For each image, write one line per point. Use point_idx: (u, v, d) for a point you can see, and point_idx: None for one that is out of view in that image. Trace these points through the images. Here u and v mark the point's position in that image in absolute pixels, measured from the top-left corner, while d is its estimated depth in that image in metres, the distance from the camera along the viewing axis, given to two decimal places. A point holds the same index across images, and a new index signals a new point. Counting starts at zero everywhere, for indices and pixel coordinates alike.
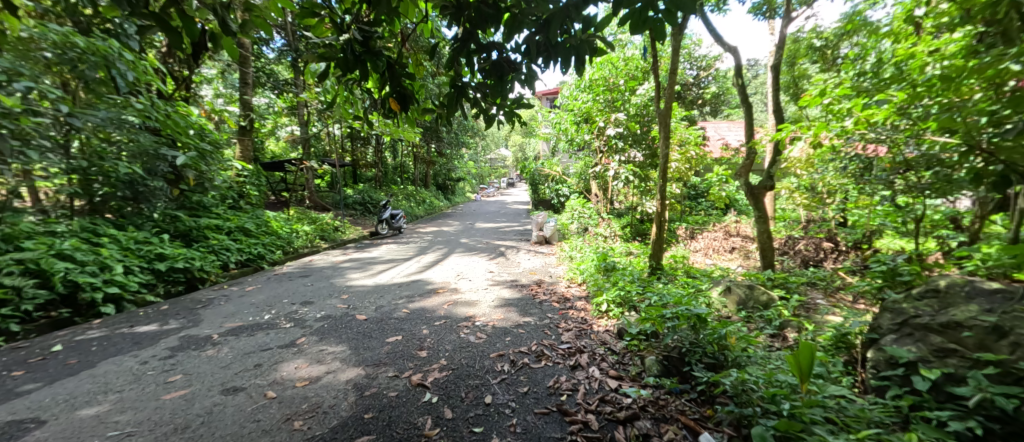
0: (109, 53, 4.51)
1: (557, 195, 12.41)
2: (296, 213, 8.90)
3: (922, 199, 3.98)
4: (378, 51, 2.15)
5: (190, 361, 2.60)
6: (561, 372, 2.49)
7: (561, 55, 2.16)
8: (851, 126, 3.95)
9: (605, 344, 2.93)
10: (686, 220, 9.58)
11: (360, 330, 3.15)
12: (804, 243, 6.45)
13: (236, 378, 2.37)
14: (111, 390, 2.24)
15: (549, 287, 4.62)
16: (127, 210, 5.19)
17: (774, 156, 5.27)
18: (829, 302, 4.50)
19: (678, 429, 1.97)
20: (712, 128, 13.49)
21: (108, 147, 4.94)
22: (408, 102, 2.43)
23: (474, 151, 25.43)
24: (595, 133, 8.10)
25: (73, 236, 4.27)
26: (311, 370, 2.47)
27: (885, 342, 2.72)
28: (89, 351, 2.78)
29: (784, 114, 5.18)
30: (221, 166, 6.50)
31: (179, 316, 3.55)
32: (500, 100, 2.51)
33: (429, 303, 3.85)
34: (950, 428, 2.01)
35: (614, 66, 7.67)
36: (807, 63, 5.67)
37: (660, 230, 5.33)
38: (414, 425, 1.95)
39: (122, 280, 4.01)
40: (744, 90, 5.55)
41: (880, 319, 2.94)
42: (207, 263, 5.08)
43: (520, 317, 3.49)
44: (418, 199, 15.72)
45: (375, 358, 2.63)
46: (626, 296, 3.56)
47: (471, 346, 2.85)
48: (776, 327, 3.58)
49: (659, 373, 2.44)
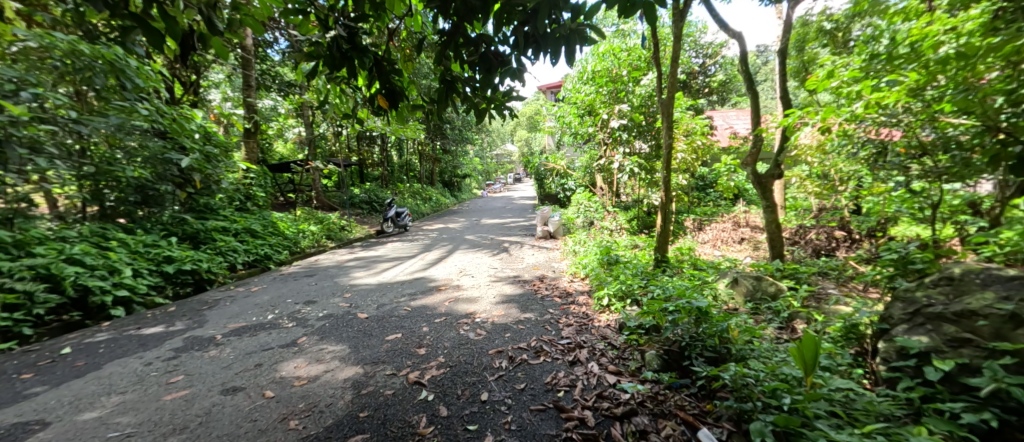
0: (114, 59, 4.64)
1: (563, 189, 12.34)
2: (304, 213, 8.98)
3: (939, 185, 3.86)
4: (364, 47, 2.13)
5: (193, 361, 2.62)
6: (559, 368, 2.46)
7: (551, 46, 2.12)
8: (862, 110, 3.79)
9: (605, 338, 2.88)
10: (694, 211, 9.46)
11: (361, 328, 3.16)
12: (814, 232, 6.37)
13: (236, 378, 2.38)
14: (114, 391, 2.27)
15: (552, 282, 4.58)
16: (136, 215, 5.27)
17: (782, 144, 5.14)
18: (841, 291, 4.49)
19: (677, 424, 1.92)
20: (720, 117, 13.34)
21: (118, 154, 5.02)
22: (398, 99, 2.39)
23: (479, 146, 25.24)
24: (599, 125, 8.08)
25: (83, 241, 4.33)
26: (310, 369, 2.47)
27: (896, 332, 2.69)
28: (96, 353, 2.81)
29: (792, 101, 5.03)
30: (228, 168, 6.59)
31: (184, 317, 3.60)
32: (491, 93, 2.45)
33: (430, 300, 3.85)
34: (963, 420, 1.97)
35: (617, 57, 7.70)
36: (817, 47, 5.56)
37: (664, 222, 5.28)
38: (408, 423, 1.94)
39: (132, 283, 4.07)
40: (749, 76, 5.41)
41: (891, 309, 2.88)
42: (214, 265, 5.16)
43: (521, 313, 3.46)
44: (425, 196, 15.78)
45: (374, 356, 2.62)
46: (629, 290, 3.51)
47: (470, 343, 2.83)
48: (784, 320, 3.64)
49: (659, 368, 2.37)
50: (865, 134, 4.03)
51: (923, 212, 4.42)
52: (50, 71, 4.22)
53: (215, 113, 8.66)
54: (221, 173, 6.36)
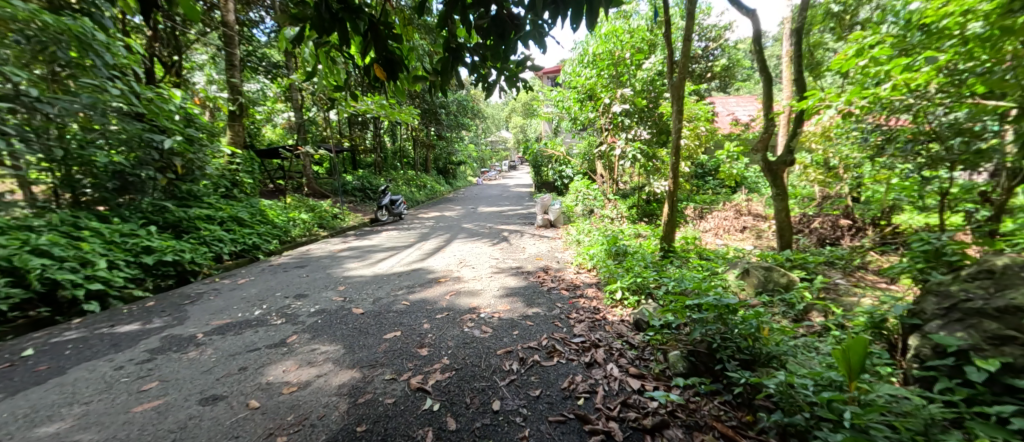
0: (81, 33, 4.25)
1: (560, 177, 12.08)
2: (294, 200, 8.65)
3: (947, 172, 3.76)
4: (358, 8, 1.85)
5: (170, 365, 2.36)
6: (576, 371, 2.25)
7: (571, 8, 1.87)
8: (888, 92, 3.62)
9: (622, 337, 2.67)
10: (694, 199, 9.29)
11: (356, 325, 2.92)
12: (819, 220, 6.14)
13: (217, 385, 2.13)
14: (77, 401, 2.01)
15: (557, 274, 4.37)
16: (114, 202, 4.95)
17: (796, 130, 4.90)
18: (851, 282, 4.38)
19: (714, 438, 1.74)
20: (721, 103, 13.13)
21: (94, 136, 4.68)
22: (396, 70, 2.11)
23: (474, 133, 24.75)
24: (601, 110, 7.76)
25: (52, 230, 4.01)
26: (301, 373, 2.23)
27: (930, 328, 2.53)
28: (62, 355, 2.54)
29: (806, 84, 4.76)
30: (212, 153, 6.26)
31: (163, 314, 3.32)
32: (501, 63, 2.20)
33: (430, 294, 3.61)
34: (1014, 426, 1.80)
35: (620, 39, 7.37)
36: (823, 31, 5.43)
37: (671, 210, 5.06)
38: (412, 440, 1.73)
39: (107, 276, 3.78)
40: (762, 58, 5.16)
41: (923, 303, 2.72)
42: (198, 255, 4.88)
43: (527, 308, 3.25)
44: (419, 183, 15.41)
45: (371, 358, 2.39)
46: (642, 283, 3.30)
47: (476, 341, 2.61)
48: (800, 312, 3.50)
49: (685, 371, 2.18)
50: (875, 119, 4.07)
51: (926, 200, 4.25)
52: (20, 49, 3.89)
53: (199, 96, 8.27)
54: (204, 158, 6.02)
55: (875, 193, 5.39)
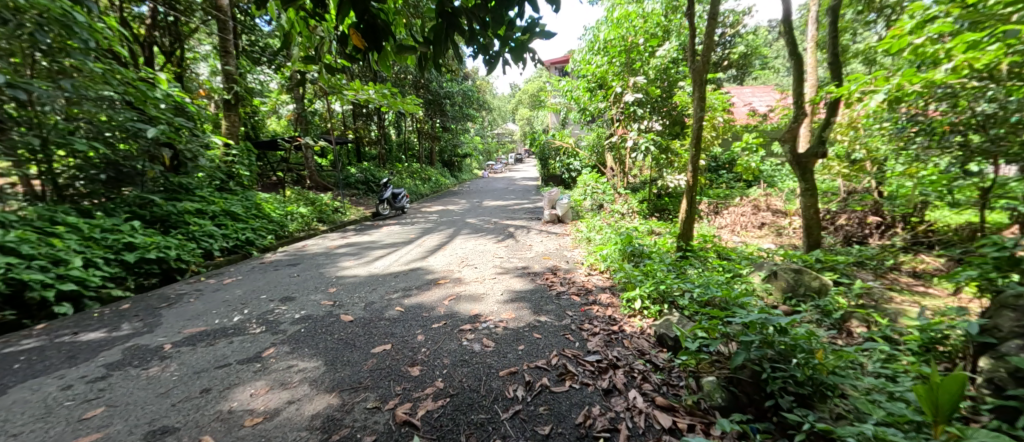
0: (62, 15, 3.92)
1: (568, 170, 11.65)
2: (293, 193, 8.38)
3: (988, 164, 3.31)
4: None
5: (124, 385, 2.07)
6: (593, 401, 1.92)
7: None
8: (945, 75, 3.12)
9: (644, 355, 2.34)
10: (708, 194, 8.86)
11: (343, 335, 2.60)
12: (845, 217, 5.60)
13: (171, 413, 1.83)
14: (4, 433, 1.72)
15: (565, 275, 4.00)
16: (99, 195, 4.69)
17: (831, 120, 4.44)
18: (886, 285, 3.98)
19: None
20: (735, 94, 12.55)
21: (74, 125, 4.38)
22: (380, 38, 1.74)
23: (481, 126, 24.32)
24: (612, 100, 7.38)
25: (25, 225, 3.73)
26: (270, 398, 1.92)
27: (1007, 349, 2.12)
28: (9, 369, 2.26)
29: (841, 69, 4.26)
30: (205, 144, 5.96)
31: (135, 318, 3.03)
32: (505, 30, 1.86)
33: (427, 299, 3.27)
34: None
35: (633, 24, 6.96)
36: (852, 13, 4.98)
37: (689, 206, 4.65)
38: None
39: (81, 276, 3.51)
40: (791, 41, 4.69)
41: (997, 318, 2.27)
42: (185, 252, 4.60)
43: (534, 316, 2.90)
44: (423, 176, 15.07)
45: (354, 379, 2.07)
46: (665, 291, 2.92)
47: (475, 359, 2.27)
48: (838, 322, 3.11)
49: (724, 404, 1.86)
50: (909, 108, 3.62)
51: (957, 196, 3.78)
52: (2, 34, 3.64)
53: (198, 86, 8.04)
54: (196, 149, 5.75)
55: (903, 187, 4.92)
